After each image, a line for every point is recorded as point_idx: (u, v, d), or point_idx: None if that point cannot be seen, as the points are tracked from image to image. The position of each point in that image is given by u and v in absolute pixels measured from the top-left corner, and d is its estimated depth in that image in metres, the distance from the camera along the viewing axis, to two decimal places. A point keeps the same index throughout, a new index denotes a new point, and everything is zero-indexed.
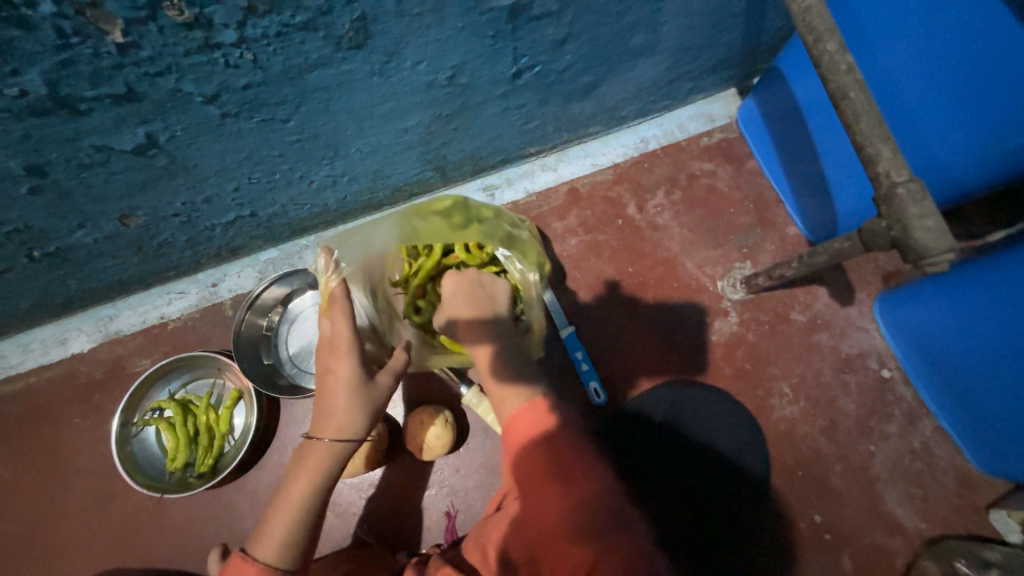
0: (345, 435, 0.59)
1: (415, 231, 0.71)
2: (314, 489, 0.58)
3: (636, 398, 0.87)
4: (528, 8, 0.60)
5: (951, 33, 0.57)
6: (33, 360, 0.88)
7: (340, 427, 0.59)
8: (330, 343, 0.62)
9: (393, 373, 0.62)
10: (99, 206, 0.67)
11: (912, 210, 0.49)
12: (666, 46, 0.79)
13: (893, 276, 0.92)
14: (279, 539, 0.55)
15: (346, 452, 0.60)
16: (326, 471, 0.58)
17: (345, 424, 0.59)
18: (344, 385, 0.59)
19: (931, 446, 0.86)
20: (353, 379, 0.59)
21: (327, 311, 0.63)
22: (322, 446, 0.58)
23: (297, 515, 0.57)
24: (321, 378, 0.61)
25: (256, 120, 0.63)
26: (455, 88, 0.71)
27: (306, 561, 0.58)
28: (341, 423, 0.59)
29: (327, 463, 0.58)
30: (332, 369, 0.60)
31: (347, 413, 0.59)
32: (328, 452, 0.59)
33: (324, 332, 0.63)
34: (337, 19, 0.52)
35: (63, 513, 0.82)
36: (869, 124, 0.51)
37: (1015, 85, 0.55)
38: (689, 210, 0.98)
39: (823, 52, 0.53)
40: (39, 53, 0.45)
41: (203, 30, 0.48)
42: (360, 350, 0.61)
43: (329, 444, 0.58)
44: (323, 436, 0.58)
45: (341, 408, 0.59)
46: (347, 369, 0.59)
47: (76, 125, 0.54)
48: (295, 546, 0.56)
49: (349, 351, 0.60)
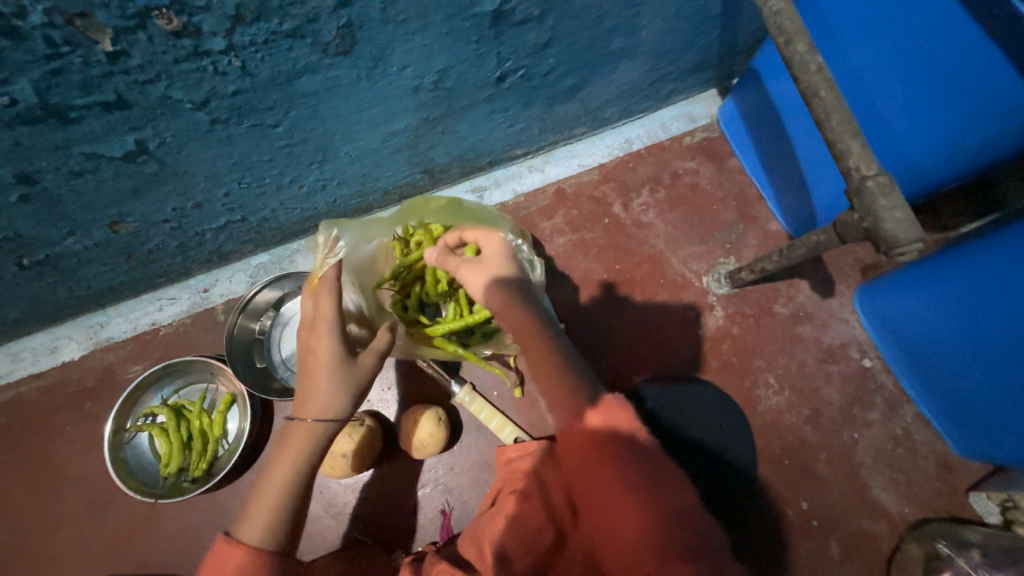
0: (327, 418, 0.59)
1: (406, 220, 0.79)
2: (298, 471, 0.58)
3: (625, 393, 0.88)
4: (510, 14, 0.62)
5: (910, 34, 0.60)
6: (23, 370, 0.88)
7: (322, 409, 0.59)
8: (312, 323, 0.62)
9: (376, 354, 0.62)
10: (89, 213, 0.68)
11: (881, 202, 0.52)
12: (646, 49, 0.81)
13: (871, 268, 0.95)
14: (263, 521, 0.56)
15: (328, 435, 0.60)
16: (309, 454, 0.59)
17: (327, 407, 0.59)
18: (325, 365, 0.60)
19: (912, 432, 0.88)
20: (335, 359, 0.60)
21: (315, 289, 0.66)
22: (304, 427, 0.59)
23: (281, 497, 0.57)
24: (303, 359, 0.62)
25: (245, 126, 0.64)
26: (441, 92, 0.72)
27: (292, 545, 0.58)
28: (323, 404, 0.59)
29: (308, 444, 0.59)
30: (314, 349, 0.61)
31: (330, 394, 0.59)
32: (310, 434, 0.59)
33: (308, 313, 0.64)
34: (323, 27, 0.53)
35: (54, 522, 0.82)
36: (839, 121, 0.54)
37: (980, 82, 0.56)
38: (673, 208, 1.00)
39: (793, 53, 0.55)
40: (30, 63, 0.46)
41: (192, 38, 0.49)
42: (341, 330, 0.61)
43: (311, 425, 0.59)
44: (306, 417, 0.59)
45: (322, 388, 0.59)
46: (327, 349, 0.60)
47: (66, 132, 0.55)
48: (279, 529, 0.56)
49: (331, 332, 0.61)
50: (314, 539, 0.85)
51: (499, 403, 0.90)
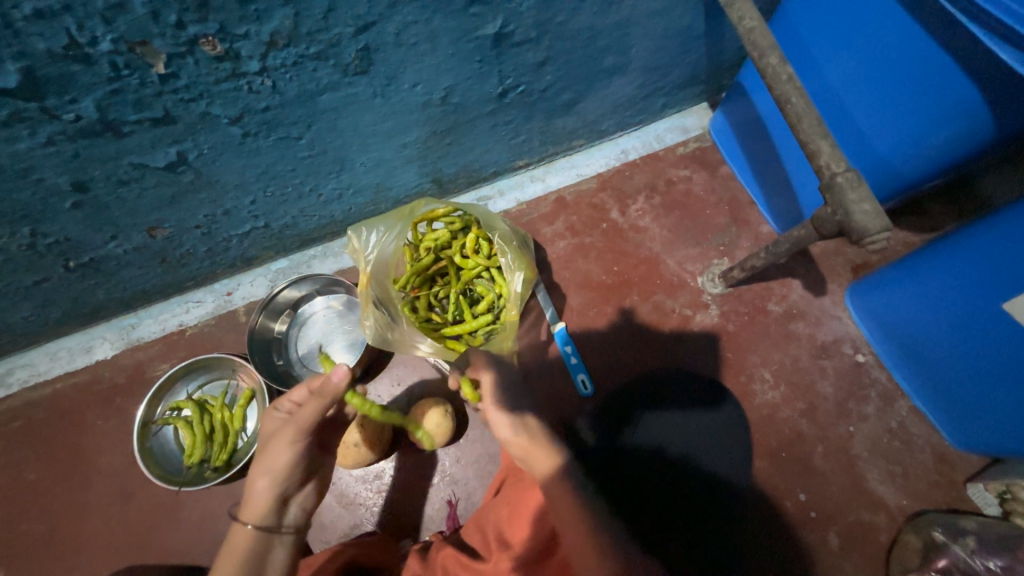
0: (263, 517, 0.60)
1: (408, 218, 0.86)
2: (243, 546, 0.59)
3: (619, 400, 0.92)
4: (510, 35, 0.69)
5: (867, 52, 0.67)
6: (60, 368, 0.94)
7: (257, 478, 0.62)
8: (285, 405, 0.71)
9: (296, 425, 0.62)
10: (131, 218, 0.75)
11: (851, 196, 0.56)
12: (637, 66, 0.88)
13: (861, 267, 0.99)
14: None
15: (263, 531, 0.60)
16: (250, 561, 0.58)
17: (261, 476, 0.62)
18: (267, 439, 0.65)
19: (908, 425, 0.90)
20: (267, 455, 0.62)
21: (365, 283, 0.81)
22: (243, 532, 0.59)
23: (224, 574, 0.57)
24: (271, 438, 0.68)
25: (273, 138, 0.71)
26: (448, 107, 0.80)
27: None
28: (260, 475, 0.62)
29: (248, 551, 0.59)
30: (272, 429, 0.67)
31: (261, 488, 0.61)
32: (248, 535, 0.59)
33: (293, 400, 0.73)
34: (344, 50, 0.61)
35: (84, 511, 0.86)
36: (810, 124, 0.59)
37: (932, 87, 0.63)
38: (668, 213, 1.05)
39: (767, 64, 0.62)
40: (95, 83, 0.54)
41: (231, 62, 0.57)
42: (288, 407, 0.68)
43: (250, 529, 0.60)
44: (243, 522, 0.59)
45: (260, 460, 0.63)
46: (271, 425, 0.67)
47: (119, 144, 0.62)
48: None
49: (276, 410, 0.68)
50: (326, 528, 0.88)
51: None
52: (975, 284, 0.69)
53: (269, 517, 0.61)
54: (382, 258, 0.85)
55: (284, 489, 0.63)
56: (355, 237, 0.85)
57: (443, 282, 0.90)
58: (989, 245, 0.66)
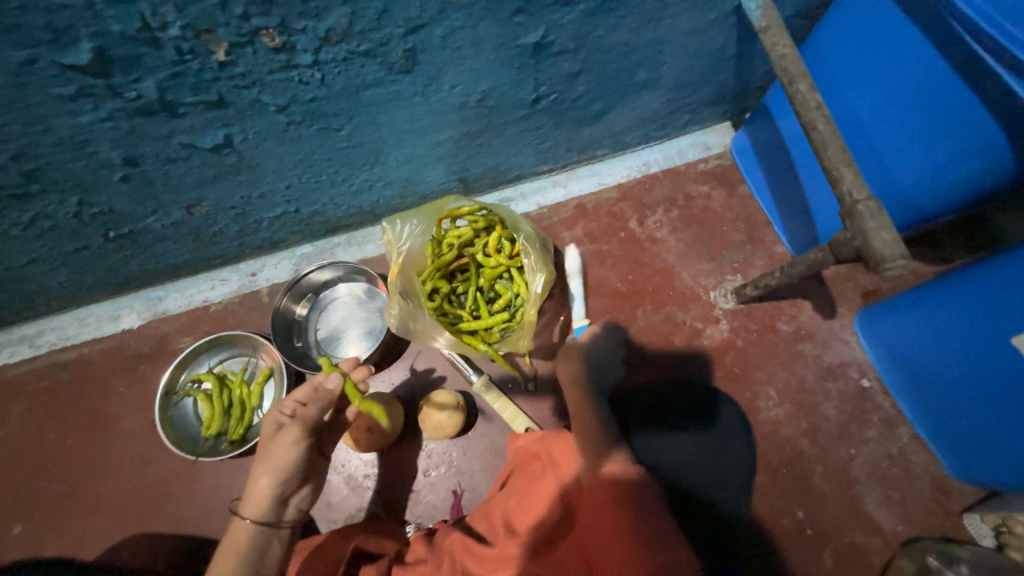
0: (265, 514, 0.65)
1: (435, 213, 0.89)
2: (251, 537, 0.64)
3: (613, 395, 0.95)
4: (549, 46, 0.72)
5: (895, 85, 0.70)
6: (88, 333, 0.97)
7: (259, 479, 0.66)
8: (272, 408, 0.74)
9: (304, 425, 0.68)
10: (173, 195, 0.78)
11: (870, 224, 0.59)
12: (667, 82, 0.90)
13: (872, 294, 1.00)
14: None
15: (268, 524, 0.65)
16: (251, 553, 0.63)
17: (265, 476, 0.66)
18: (266, 440, 0.68)
19: (907, 452, 0.91)
20: (270, 456, 0.66)
21: (394, 273, 0.85)
22: (245, 526, 0.64)
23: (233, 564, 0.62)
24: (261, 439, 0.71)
25: (315, 128, 0.74)
26: (483, 109, 0.82)
27: None
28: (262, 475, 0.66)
29: (248, 544, 0.64)
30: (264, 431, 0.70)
31: (265, 485, 0.65)
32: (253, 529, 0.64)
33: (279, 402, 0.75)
34: (392, 49, 0.64)
35: (101, 473, 0.89)
36: (834, 151, 0.62)
37: (955, 125, 0.65)
38: (686, 227, 1.07)
39: (797, 90, 0.65)
40: (160, 66, 0.57)
41: (287, 54, 0.60)
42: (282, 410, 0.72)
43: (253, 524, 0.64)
44: (247, 518, 0.64)
45: (260, 462, 0.66)
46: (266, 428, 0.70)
47: (172, 124, 0.65)
48: None
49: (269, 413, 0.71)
50: (334, 508, 0.90)
51: (512, 394, 0.97)
52: (981, 318, 0.71)
53: (269, 513, 0.66)
54: (410, 252, 0.89)
55: (285, 488, 0.68)
56: (391, 226, 0.89)
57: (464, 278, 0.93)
58: (986, 280, 0.69)
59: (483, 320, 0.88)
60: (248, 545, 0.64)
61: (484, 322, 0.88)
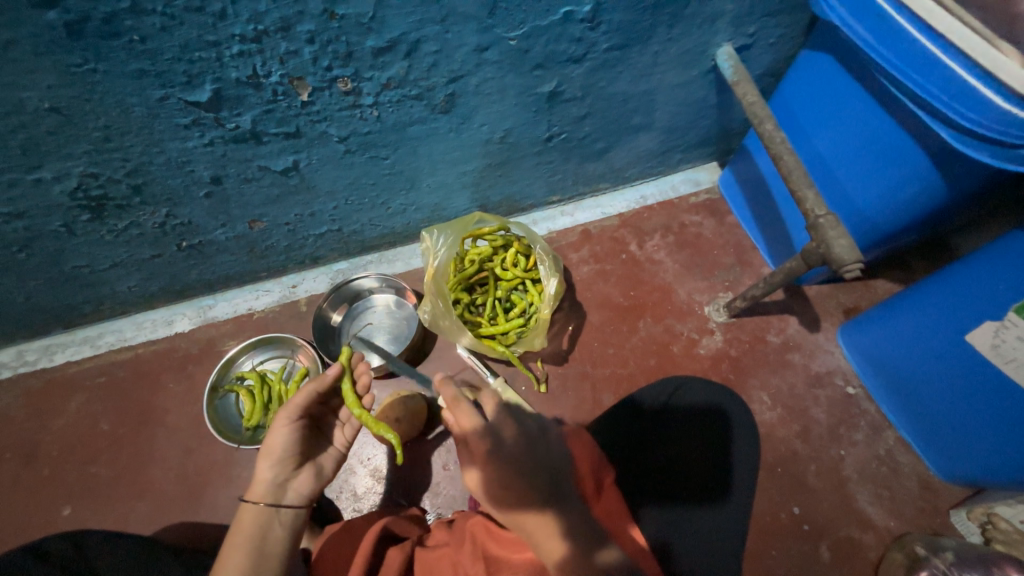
0: (266, 495, 0.66)
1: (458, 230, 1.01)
2: (255, 519, 0.64)
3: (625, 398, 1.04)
4: (561, 95, 0.89)
5: (843, 127, 0.85)
6: (143, 335, 1.08)
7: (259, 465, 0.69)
8: None
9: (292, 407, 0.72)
10: (242, 210, 0.92)
11: (830, 233, 0.71)
12: (659, 125, 1.07)
13: (852, 311, 1.11)
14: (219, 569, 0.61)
15: (268, 505, 0.66)
16: (253, 532, 0.63)
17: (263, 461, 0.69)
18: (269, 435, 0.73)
19: (894, 453, 0.98)
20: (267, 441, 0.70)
21: (429, 275, 0.97)
22: (252, 510, 0.65)
23: (238, 545, 0.62)
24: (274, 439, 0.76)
25: (366, 157, 0.89)
26: (504, 145, 0.98)
27: None
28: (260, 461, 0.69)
29: (256, 528, 0.64)
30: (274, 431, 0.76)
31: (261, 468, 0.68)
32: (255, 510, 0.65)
33: None
34: (436, 94, 0.80)
35: (146, 461, 0.97)
36: (798, 176, 0.76)
37: (894, 156, 0.79)
38: (680, 250, 1.20)
39: (764, 129, 0.80)
40: (258, 103, 0.72)
41: (355, 96, 0.76)
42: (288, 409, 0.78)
43: (259, 506, 0.65)
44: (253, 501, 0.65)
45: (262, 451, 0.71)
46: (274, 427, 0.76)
47: (256, 150, 0.80)
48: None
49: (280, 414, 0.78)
50: (359, 497, 0.97)
51: (526, 396, 1.05)
52: (941, 316, 0.82)
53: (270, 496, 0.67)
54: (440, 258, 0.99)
55: (284, 472, 0.69)
56: (428, 236, 1.02)
57: (482, 290, 1.05)
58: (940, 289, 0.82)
59: (502, 325, 0.99)
60: (255, 530, 0.64)
61: (503, 326, 0.99)
